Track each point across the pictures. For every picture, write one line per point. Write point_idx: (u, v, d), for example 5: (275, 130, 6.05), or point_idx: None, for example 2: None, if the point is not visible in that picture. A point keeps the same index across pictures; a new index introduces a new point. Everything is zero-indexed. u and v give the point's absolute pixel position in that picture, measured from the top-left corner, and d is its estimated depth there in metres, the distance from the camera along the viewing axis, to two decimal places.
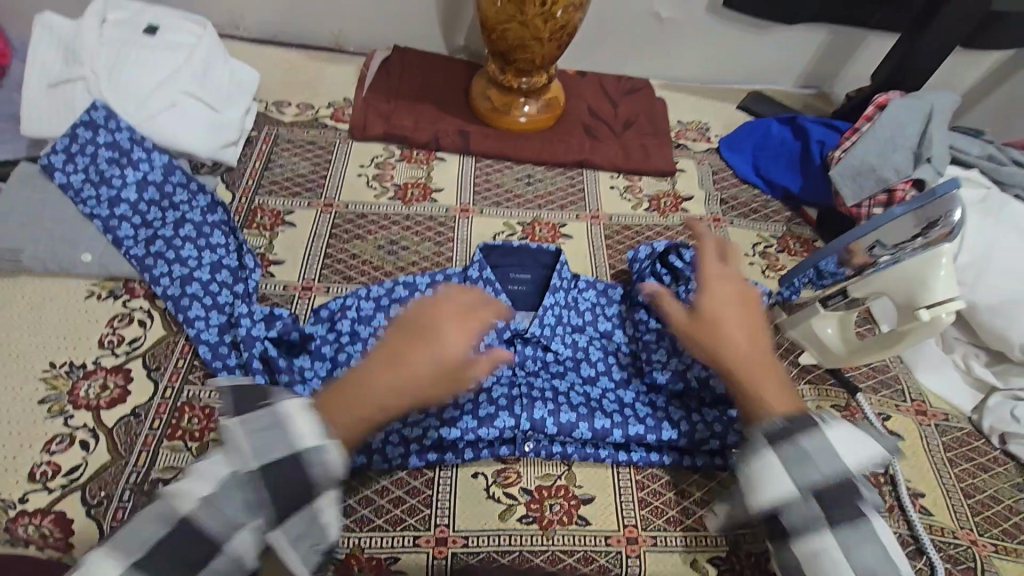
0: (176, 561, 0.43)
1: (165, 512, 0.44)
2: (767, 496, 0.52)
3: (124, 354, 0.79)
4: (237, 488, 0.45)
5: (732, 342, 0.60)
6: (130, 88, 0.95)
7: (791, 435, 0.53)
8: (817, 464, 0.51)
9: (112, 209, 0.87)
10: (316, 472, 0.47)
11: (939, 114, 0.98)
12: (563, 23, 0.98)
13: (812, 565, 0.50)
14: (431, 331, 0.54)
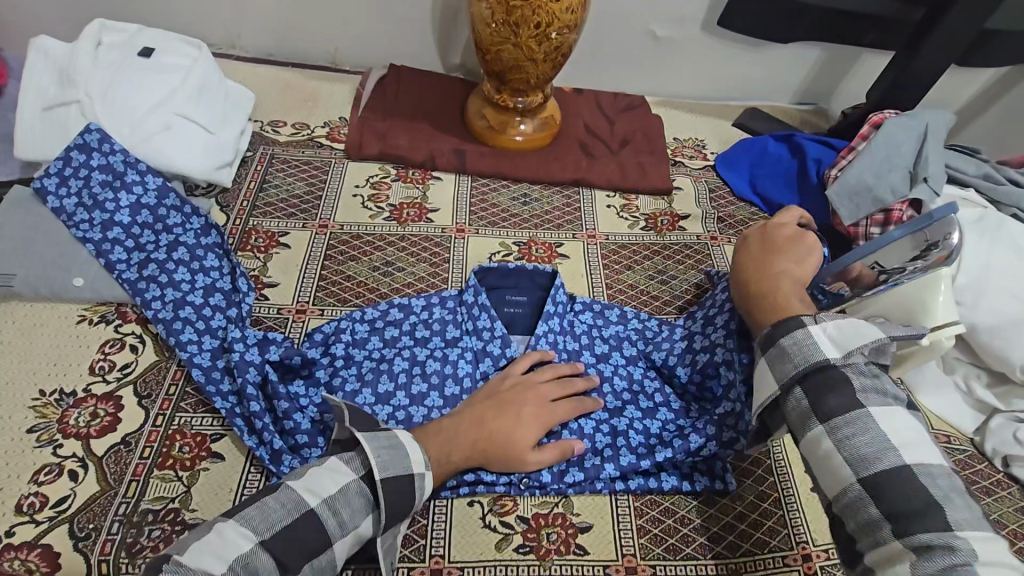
0: (303, 538, 0.57)
1: (300, 497, 0.59)
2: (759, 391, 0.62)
3: (115, 381, 0.77)
4: (359, 489, 0.61)
5: (773, 264, 0.79)
6: (125, 111, 0.95)
7: (775, 339, 0.61)
8: (796, 359, 0.59)
9: (105, 233, 0.87)
10: (416, 493, 0.63)
11: (934, 133, 0.98)
12: (558, 43, 0.98)
13: (811, 451, 0.57)
14: (526, 406, 0.73)
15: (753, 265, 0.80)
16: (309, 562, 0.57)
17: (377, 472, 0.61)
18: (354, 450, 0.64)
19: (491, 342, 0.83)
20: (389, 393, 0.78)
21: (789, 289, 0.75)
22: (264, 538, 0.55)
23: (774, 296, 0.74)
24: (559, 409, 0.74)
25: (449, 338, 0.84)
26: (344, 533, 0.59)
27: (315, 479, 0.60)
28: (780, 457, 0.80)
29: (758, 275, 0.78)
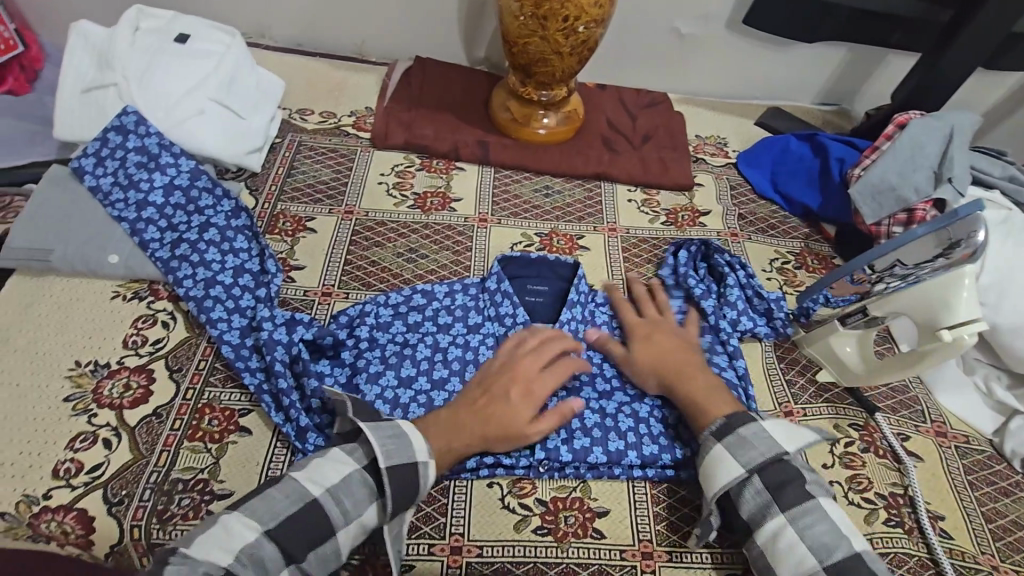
0: (305, 527, 0.59)
1: (303, 488, 0.61)
2: (722, 483, 0.66)
3: (147, 355, 0.80)
4: (362, 479, 0.63)
5: (681, 357, 0.79)
6: (160, 95, 0.98)
7: (731, 427, 0.69)
8: (753, 447, 0.67)
9: (139, 212, 0.89)
10: (421, 481, 0.64)
11: (961, 133, 0.97)
12: (585, 38, 0.99)
13: (769, 542, 0.63)
14: (518, 385, 0.73)
15: (661, 356, 0.79)
16: (312, 550, 0.59)
17: (380, 461, 0.62)
18: (359, 440, 0.66)
19: (513, 327, 0.84)
20: (411, 376, 0.80)
21: (703, 385, 0.75)
22: (268, 529, 0.58)
23: (696, 388, 0.75)
24: (550, 379, 0.75)
25: (471, 324, 0.85)
26: (349, 522, 0.61)
27: (318, 470, 0.62)
28: None
29: (672, 370, 0.77)
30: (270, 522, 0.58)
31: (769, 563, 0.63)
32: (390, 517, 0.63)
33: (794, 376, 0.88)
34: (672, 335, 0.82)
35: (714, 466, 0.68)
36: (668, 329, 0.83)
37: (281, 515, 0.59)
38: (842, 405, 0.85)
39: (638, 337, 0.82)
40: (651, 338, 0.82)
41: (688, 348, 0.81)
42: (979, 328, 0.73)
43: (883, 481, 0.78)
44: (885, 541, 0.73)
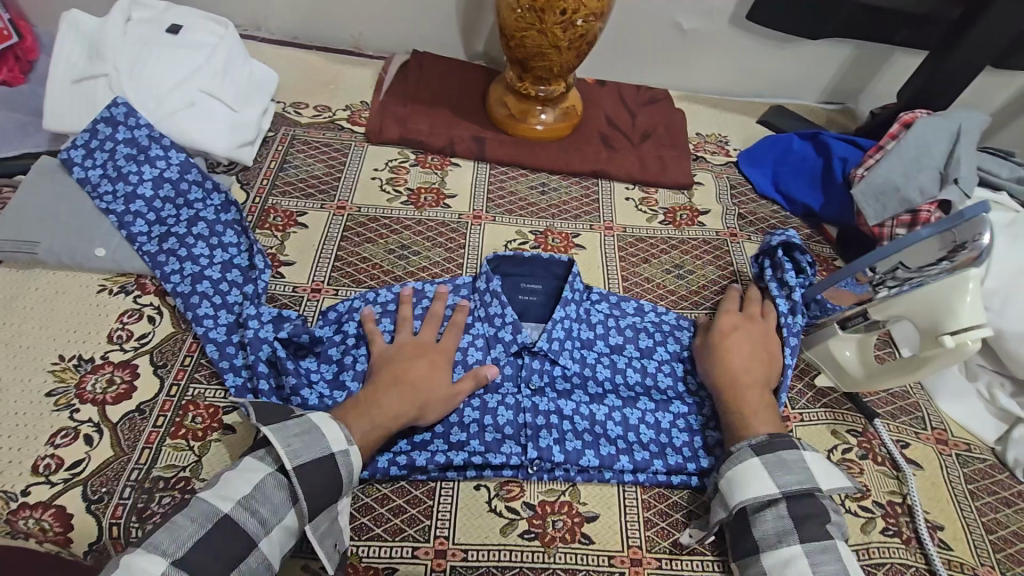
0: (226, 543, 0.55)
1: (213, 505, 0.57)
2: (752, 496, 0.64)
3: (132, 350, 0.79)
4: (276, 483, 0.60)
5: (754, 365, 0.77)
6: (150, 86, 0.96)
7: (772, 447, 0.67)
8: (792, 471, 0.65)
9: (127, 206, 0.88)
10: (341, 471, 0.62)
11: (969, 133, 0.95)
12: (583, 31, 0.97)
13: (779, 566, 0.61)
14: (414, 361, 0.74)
15: (733, 352, 0.78)
16: (236, 568, 0.55)
17: (289, 462, 0.60)
18: (264, 446, 0.63)
19: (503, 327, 0.82)
20: None
21: (756, 401, 0.74)
22: (176, 558, 0.53)
23: (746, 405, 0.73)
24: (449, 343, 0.78)
25: None
26: (270, 532, 0.58)
27: (226, 484, 0.59)
28: None
29: (739, 373, 0.76)
30: (177, 551, 0.53)
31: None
32: (313, 517, 0.61)
33: (791, 380, 0.86)
34: (756, 341, 0.80)
35: (746, 479, 0.66)
36: (755, 332, 0.81)
37: (189, 543, 0.54)
38: (841, 411, 0.83)
39: (720, 332, 0.81)
40: (734, 334, 0.80)
41: (768, 361, 0.79)
42: (984, 334, 0.71)
43: (880, 489, 0.76)
44: (882, 551, 0.71)
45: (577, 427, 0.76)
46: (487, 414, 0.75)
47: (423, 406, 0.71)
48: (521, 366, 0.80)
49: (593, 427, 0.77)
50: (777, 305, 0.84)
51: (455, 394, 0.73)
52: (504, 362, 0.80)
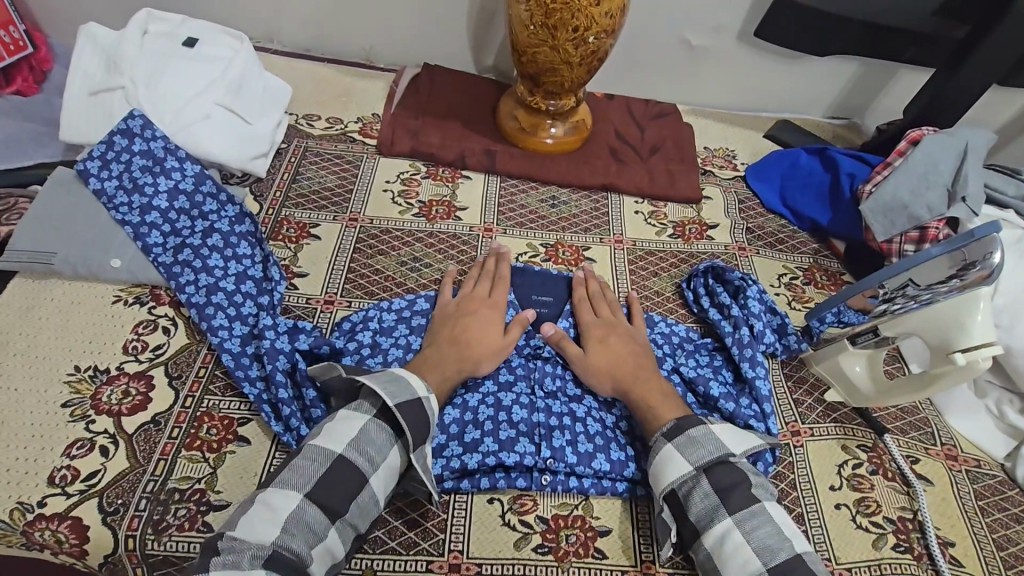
0: (342, 481, 0.63)
1: (325, 448, 0.64)
2: (670, 478, 0.66)
3: (147, 361, 0.79)
4: (378, 427, 0.67)
5: (639, 366, 0.78)
6: (166, 99, 0.97)
7: (681, 429, 0.69)
8: (703, 446, 0.67)
9: (143, 217, 0.88)
10: (428, 413, 0.69)
11: (975, 150, 0.96)
12: (594, 48, 0.99)
13: (717, 545, 0.63)
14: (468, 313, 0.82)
15: (614, 364, 0.78)
16: (353, 502, 0.63)
17: (389, 402, 0.66)
18: (361, 395, 0.69)
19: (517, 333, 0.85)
20: None
21: (654, 393, 0.75)
22: (308, 492, 0.61)
23: (648, 395, 0.75)
24: (500, 296, 0.86)
25: None
26: (377, 470, 0.65)
27: (334, 431, 0.65)
28: (804, 472, 0.79)
29: (629, 374, 0.77)
30: (307, 486, 0.62)
31: (717, 566, 0.62)
32: (414, 452, 0.67)
33: (801, 396, 0.86)
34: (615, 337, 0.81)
35: (663, 464, 0.68)
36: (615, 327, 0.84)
37: (315, 479, 0.62)
38: (851, 426, 0.83)
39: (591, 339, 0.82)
40: (605, 338, 0.81)
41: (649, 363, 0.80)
42: (994, 352, 0.72)
43: (891, 505, 0.77)
44: (893, 567, 0.71)
45: (589, 429, 0.77)
46: (502, 411, 0.77)
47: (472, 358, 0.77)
48: (532, 368, 0.83)
49: (605, 431, 0.78)
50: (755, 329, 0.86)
51: (508, 340, 0.80)
52: (517, 362, 0.83)
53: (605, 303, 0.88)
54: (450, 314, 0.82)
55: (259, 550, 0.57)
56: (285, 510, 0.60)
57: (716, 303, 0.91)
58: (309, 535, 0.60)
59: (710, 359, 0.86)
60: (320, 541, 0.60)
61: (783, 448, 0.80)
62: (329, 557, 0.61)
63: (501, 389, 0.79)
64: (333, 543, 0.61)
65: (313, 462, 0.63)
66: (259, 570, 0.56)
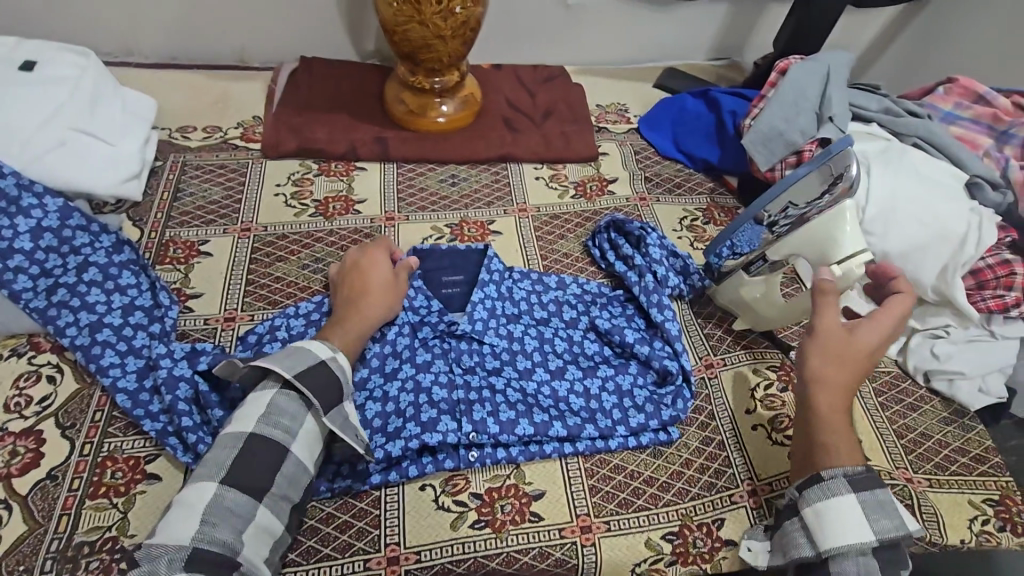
0: (261, 458, 0.61)
1: (234, 432, 0.62)
2: (840, 532, 0.62)
3: (33, 416, 0.73)
4: (286, 398, 0.65)
5: (840, 384, 0.68)
6: (9, 130, 0.89)
7: (869, 485, 0.63)
8: (888, 517, 0.62)
9: (5, 262, 0.81)
10: (336, 374, 0.67)
11: (837, 73, 1.01)
12: (464, 18, 0.97)
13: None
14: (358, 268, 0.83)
15: (835, 359, 0.69)
16: (278, 474, 0.62)
17: (287, 374, 0.64)
18: (263, 373, 0.67)
19: (429, 313, 0.84)
20: None
21: (837, 422, 0.67)
22: (224, 478, 0.59)
23: (831, 424, 0.67)
24: (385, 247, 0.87)
25: None
26: (296, 438, 0.64)
27: (241, 414, 0.64)
28: (721, 402, 0.82)
29: (832, 381, 0.68)
30: (222, 473, 0.60)
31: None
32: (326, 414, 0.66)
33: (712, 328, 0.90)
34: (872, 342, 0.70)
35: (839, 514, 0.62)
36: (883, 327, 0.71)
37: (229, 463, 0.60)
38: (759, 350, 0.88)
39: (846, 334, 0.70)
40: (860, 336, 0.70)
41: (852, 385, 0.69)
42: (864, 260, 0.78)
43: None
44: None
45: (510, 398, 0.78)
46: (422, 395, 0.76)
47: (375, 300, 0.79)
48: (448, 347, 0.82)
49: (527, 397, 0.79)
50: (657, 272, 0.89)
51: (401, 286, 0.83)
52: (432, 341, 0.82)
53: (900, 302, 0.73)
54: (346, 292, 0.81)
55: (176, 553, 0.55)
56: (202, 501, 0.58)
57: (621, 256, 0.93)
58: (236, 520, 0.58)
59: (622, 309, 0.88)
60: (251, 522, 0.59)
61: (698, 382, 0.84)
62: (265, 535, 0.60)
63: (419, 373, 0.78)
64: (265, 520, 0.60)
65: (225, 447, 0.61)
66: (178, 573, 0.54)
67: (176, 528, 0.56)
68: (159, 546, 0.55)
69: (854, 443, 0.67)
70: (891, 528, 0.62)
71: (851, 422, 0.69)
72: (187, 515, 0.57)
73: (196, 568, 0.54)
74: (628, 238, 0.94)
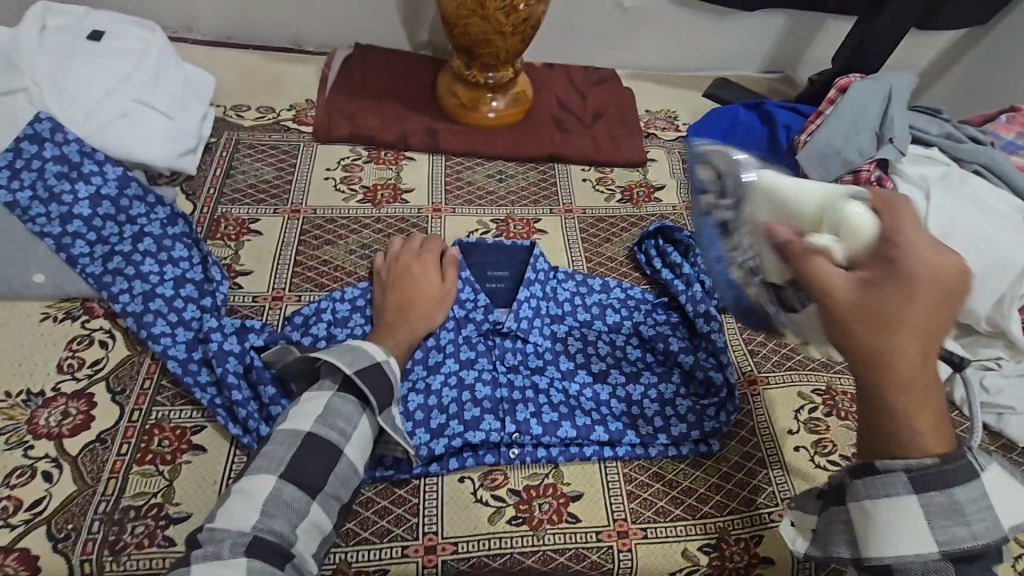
0: (316, 456, 0.62)
1: (292, 429, 0.63)
2: (893, 540, 0.50)
3: (85, 378, 0.75)
4: (342, 398, 0.66)
5: (908, 352, 0.46)
6: (74, 99, 0.90)
7: (944, 484, 0.48)
8: (964, 520, 0.48)
9: (64, 227, 0.83)
10: (390, 377, 0.69)
11: (898, 95, 1.00)
12: (525, 15, 0.97)
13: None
14: (407, 269, 0.84)
15: (879, 326, 0.47)
16: (332, 473, 0.62)
17: (347, 369, 0.66)
18: (322, 374, 0.69)
19: (475, 309, 0.84)
20: None
21: (920, 399, 0.47)
22: (282, 473, 0.61)
23: (913, 402, 0.47)
24: (433, 247, 0.88)
25: None
26: (350, 440, 0.65)
27: (299, 411, 0.65)
28: (763, 419, 0.82)
29: (894, 356, 0.46)
30: (280, 468, 0.61)
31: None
32: (381, 414, 0.67)
33: (758, 346, 0.89)
34: (932, 276, 0.47)
35: (896, 516, 0.49)
36: (918, 253, 0.48)
37: (287, 460, 0.61)
38: (805, 370, 0.87)
39: (874, 292, 0.48)
40: (878, 289, 0.48)
41: (924, 348, 0.47)
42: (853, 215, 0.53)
43: (845, 443, 0.80)
44: None
45: (553, 398, 0.78)
46: (465, 391, 0.77)
47: (425, 305, 0.80)
48: (492, 345, 0.82)
49: (569, 399, 0.79)
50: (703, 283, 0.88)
51: (449, 290, 0.83)
52: (476, 340, 0.82)
53: (912, 223, 0.51)
54: (394, 293, 0.81)
55: (239, 537, 0.56)
56: (262, 494, 0.59)
57: (668, 263, 0.92)
58: (291, 513, 0.59)
59: (667, 317, 0.88)
60: (304, 518, 0.60)
61: (740, 398, 0.83)
62: (316, 533, 0.61)
63: (462, 369, 0.79)
64: (318, 517, 0.61)
65: (284, 443, 0.62)
66: (241, 558, 0.55)
67: (239, 514, 0.58)
68: (222, 531, 0.57)
69: (941, 416, 0.48)
70: (966, 535, 0.48)
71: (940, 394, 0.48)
72: (249, 504, 0.58)
73: (257, 554, 0.56)
74: (677, 246, 0.93)
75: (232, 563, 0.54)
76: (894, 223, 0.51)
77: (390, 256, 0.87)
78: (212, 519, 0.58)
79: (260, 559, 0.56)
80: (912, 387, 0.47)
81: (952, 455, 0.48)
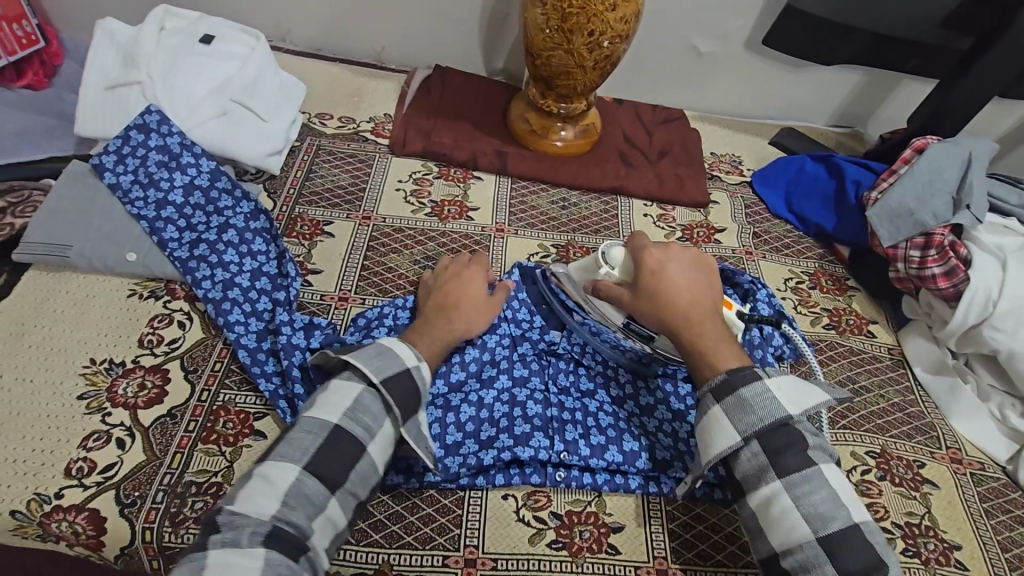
0: (340, 452, 0.62)
1: (320, 420, 0.63)
2: (717, 446, 0.63)
3: (162, 355, 0.79)
4: (371, 397, 0.66)
5: (680, 311, 0.72)
6: (181, 94, 0.98)
7: (732, 387, 0.64)
8: (753, 412, 0.62)
9: (159, 211, 0.89)
10: (418, 382, 0.69)
11: (978, 160, 0.99)
12: (608, 53, 1.01)
13: (765, 504, 0.60)
14: (454, 280, 0.83)
15: (665, 302, 0.73)
16: (353, 470, 0.62)
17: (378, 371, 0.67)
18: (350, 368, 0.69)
19: (531, 329, 0.86)
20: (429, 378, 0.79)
21: (714, 336, 0.71)
22: (306, 464, 0.60)
23: (702, 338, 0.71)
24: (483, 262, 0.88)
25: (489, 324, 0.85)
26: (374, 438, 0.65)
27: (327, 401, 0.65)
28: None
29: (683, 317, 0.72)
30: (304, 458, 0.61)
31: (763, 527, 0.61)
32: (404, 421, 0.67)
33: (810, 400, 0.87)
34: (689, 268, 0.76)
35: (710, 427, 0.64)
36: (679, 252, 0.78)
37: (313, 450, 0.61)
38: (859, 431, 0.84)
39: (650, 287, 0.74)
40: (647, 284, 0.75)
41: (694, 306, 0.72)
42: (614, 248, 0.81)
43: (899, 510, 0.77)
44: (904, 570, 0.72)
45: (600, 421, 0.79)
46: (517, 407, 0.78)
47: (471, 314, 0.79)
48: (546, 364, 0.84)
49: (618, 423, 0.79)
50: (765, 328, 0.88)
51: (494, 303, 0.82)
52: (531, 358, 0.84)
53: (655, 247, 0.78)
54: (438, 299, 0.81)
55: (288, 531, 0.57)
56: (284, 483, 0.59)
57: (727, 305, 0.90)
58: (310, 509, 0.59)
59: None
60: (321, 511, 0.59)
61: None
62: (329, 527, 0.60)
63: (515, 387, 0.80)
64: (333, 512, 0.60)
65: (312, 433, 0.62)
66: (258, 548, 0.55)
67: (260, 501, 0.57)
68: (240, 516, 0.56)
69: (729, 345, 0.70)
70: (756, 422, 0.62)
71: (722, 328, 0.72)
72: (269, 492, 0.58)
73: (274, 546, 0.55)
74: (737, 289, 0.91)
75: (250, 553, 0.54)
76: (643, 245, 0.78)
77: (438, 269, 0.88)
78: (230, 499, 0.58)
79: (278, 551, 0.55)
80: (700, 328, 0.71)
81: (739, 367, 0.66)
